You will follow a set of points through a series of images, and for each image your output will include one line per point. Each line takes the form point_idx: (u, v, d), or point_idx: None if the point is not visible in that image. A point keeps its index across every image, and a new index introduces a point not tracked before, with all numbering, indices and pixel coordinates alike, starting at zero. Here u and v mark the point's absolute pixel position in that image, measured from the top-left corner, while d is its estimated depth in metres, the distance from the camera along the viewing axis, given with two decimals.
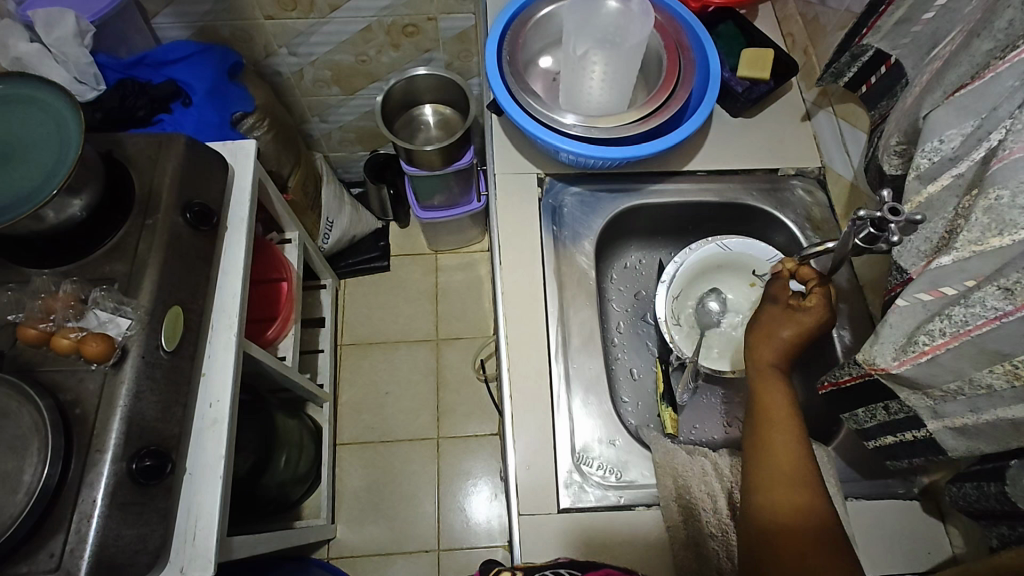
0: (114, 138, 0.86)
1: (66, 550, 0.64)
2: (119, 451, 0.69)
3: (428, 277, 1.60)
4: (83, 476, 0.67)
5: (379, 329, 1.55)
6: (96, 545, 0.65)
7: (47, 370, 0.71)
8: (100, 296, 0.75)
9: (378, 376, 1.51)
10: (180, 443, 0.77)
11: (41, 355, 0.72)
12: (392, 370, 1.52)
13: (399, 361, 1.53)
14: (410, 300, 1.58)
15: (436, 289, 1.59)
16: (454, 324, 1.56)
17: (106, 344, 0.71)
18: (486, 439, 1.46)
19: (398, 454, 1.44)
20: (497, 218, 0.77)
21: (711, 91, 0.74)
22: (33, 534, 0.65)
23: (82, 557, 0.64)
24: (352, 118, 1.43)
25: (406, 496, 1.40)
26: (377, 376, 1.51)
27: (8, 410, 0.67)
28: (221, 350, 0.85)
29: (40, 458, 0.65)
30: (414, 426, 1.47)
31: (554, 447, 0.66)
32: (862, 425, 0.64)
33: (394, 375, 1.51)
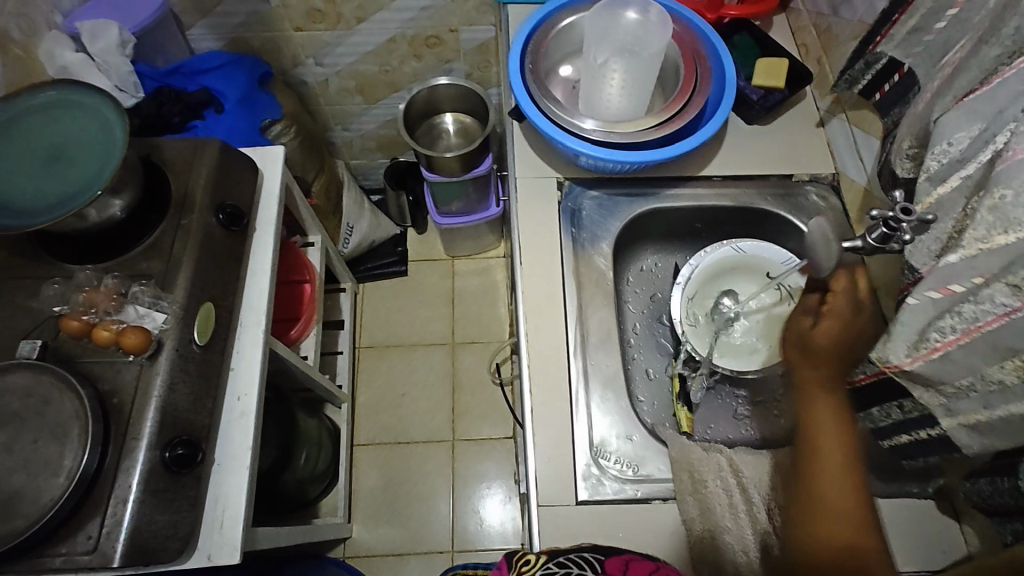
0: (152, 143, 0.90)
1: (102, 533, 0.67)
2: (153, 439, 0.72)
3: (445, 282, 1.63)
4: (120, 462, 0.70)
5: (396, 332, 1.58)
6: (130, 529, 0.68)
7: (87, 361, 0.75)
8: (139, 291, 0.79)
9: (393, 378, 1.54)
10: (210, 434, 0.80)
11: (81, 346, 0.75)
12: (408, 373, 1.54)
13: (415, 364, 1.55)
14: (427, 305, 1.61)
15: (452, 294, 1.62)
16: (470, 328, 1.59)
17: (144, 336, 0.74)
18: (500, 442, 1.48)
19: (413, 455, 1.46)
20: (518, 220, 0.79)
21: (727, 99, 0.77)
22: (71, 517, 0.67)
23: (117, 540, 0.67)
24: (373, 126, 1.47)
25: (420, 497, 1.42)
26: (393, 378, 1.54)
27: (51, 398, 0.70)
28: (249, 346, 0.88)
29: (80, 444, 0.68)
30: (430, 428, 1.49)
31: (573, 441, 0.67)
32: (877, 424, 0.66)
33: (410, 378, 1.54)
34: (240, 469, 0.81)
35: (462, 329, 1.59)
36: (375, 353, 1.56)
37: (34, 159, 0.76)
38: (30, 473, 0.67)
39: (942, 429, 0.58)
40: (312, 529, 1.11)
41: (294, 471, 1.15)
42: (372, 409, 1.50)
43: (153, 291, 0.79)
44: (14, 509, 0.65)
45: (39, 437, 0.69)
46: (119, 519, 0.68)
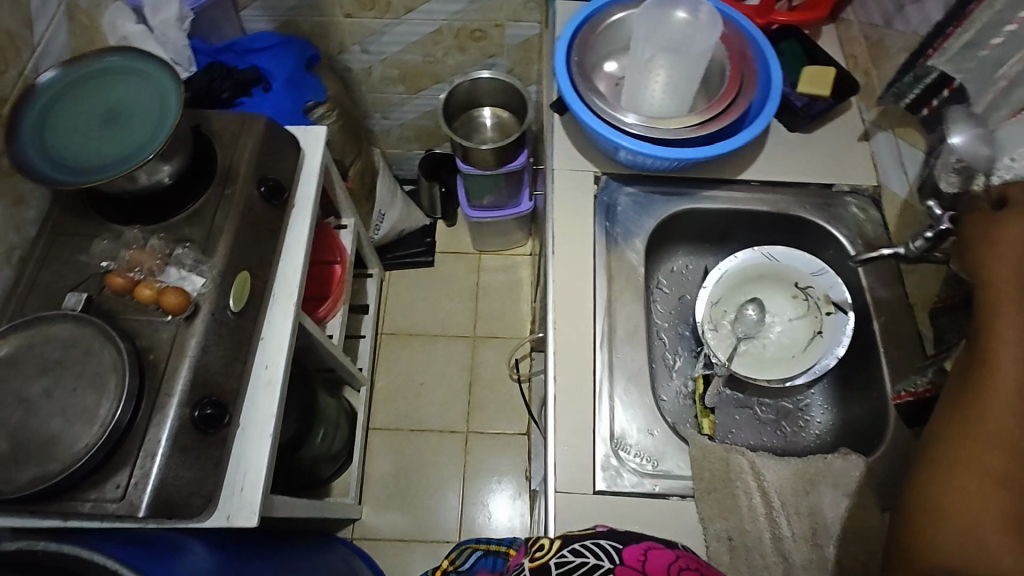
0: (203, 115, 0.93)
1: (130, 483, 0.69)
2: (185, 396, 0.74)
3: (470, 276, 1.64)
4: (151, 417, 0.72)
5: (419, 321, 1.60)
6: (157, 482, 0.69)
7: (128, 318, 0.77)
8: (181, 254, 0.81)
9: (412, 366, 1.55)
10: (237, 399, 0.82)
11: (123, 303, 0.78)
12: (428, 362, 1.56)
13: (435, 354, 1.57)
14: (451, 296, 1.62)
15: (477, 288, 1.63)
16: (492, 323, 1.60)
17: (183, 298, 0.76)
18: (514, 438, 1.48)
19: (427, 444, 1.47)
20: (554, 210, 0.80)
21: (772, 102, 0.77)
22: (102, 466, 0.69)
23: (144, 491, 0.68)
24: (412, 116, 1.49)
25: (431, 486, 1.43)
26: (412, 366, 1.55)
27: (92, 349, 0.73)
28: (280, 317, 0.90)
29: (116, 396, 0.70)
30: (445, 419, 1.50)
31: (593, 432, 0.67)
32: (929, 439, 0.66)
33: (429, 367, 1.55)
34: (263, 435, 0.82)
35: (485, 323, 1.60)
36: (396, 340, 1.58)
37: (92, 120, 0.79)
38: (68, 419, 0.70)
39: None
40: (325, 506, 1.12)
41: (311, 448, 1.17)
42: (389, 396, 1.52)
43: (191, 255, 0.82)
44: (51, 452, 0.68)
45: (78, 385, 0.72)
46: (148, 472, 0.70)
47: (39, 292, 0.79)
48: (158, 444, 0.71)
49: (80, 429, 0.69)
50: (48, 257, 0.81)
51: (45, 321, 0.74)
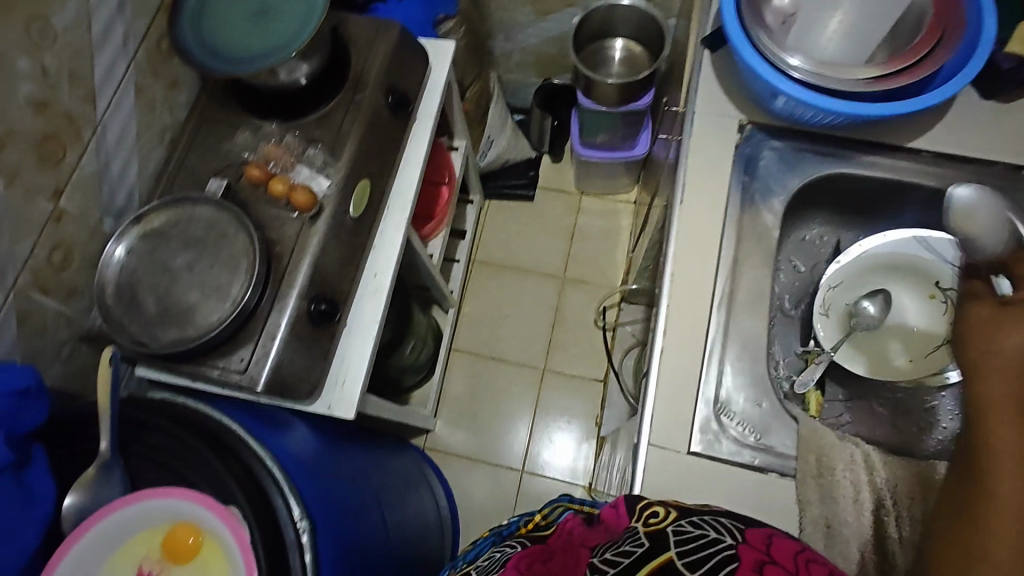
0: (341, 16, 0.93)
1: (252, 360, 0.75)
2: (303, 289, 0.78)
3: (569, 217, 1.61)
4: (274, 303, 0.77)
5: (512, 254, 1.60)
6: (275, 364, 0.75)
7: (258, 210, 0.82)
8: (313, 155, 0.84)
9: (498, 299, 1.57)
10: (348, 299, 0.86)
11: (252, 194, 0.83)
12: (516, 295, 1.57)
13: (523, 290, 1.57)
14: (547, 234, 1.60)
15: (574, 229, 1.60)
16: (584, 267, 1.57)
17: (311, 198, 0.80)
18: (591, 382, 1.48)
19: (505, 373, 1.51)
20: (688, 156, 0.74)
21: (978, 58, 0.65)
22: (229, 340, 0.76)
23: (264, 369, 0.74)
24: (536, 41, 1.43)
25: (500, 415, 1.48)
26: (500, 297, 1.57)
27: (228, 232, 0.79)
28: (393, 228, 0.93)
29: (246, 280, 0.75)
30: (526, 353, 1.52)
31: (697, 392, 0.65)
32: None
33: (517, 299, 1.57)
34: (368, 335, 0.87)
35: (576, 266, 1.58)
36: (486, 270, 1.59)
37: (244, 11, 0.81)
38: (204, 293, 0.76)
39: None
40: (406, 414, 1.18)
41: (399, 359, 1.23)
42: (473, 323, 1.56)
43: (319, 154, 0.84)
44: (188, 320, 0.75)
45: (214, 264, 0.78)
46: (267, 352, 0.75)
47: (184, 173, 0.84)
48: (278, 327, 0.76)
49: (214, 304, 0.76)
50: (192, 142, 0.86)
51: (189, 202, 0.80)
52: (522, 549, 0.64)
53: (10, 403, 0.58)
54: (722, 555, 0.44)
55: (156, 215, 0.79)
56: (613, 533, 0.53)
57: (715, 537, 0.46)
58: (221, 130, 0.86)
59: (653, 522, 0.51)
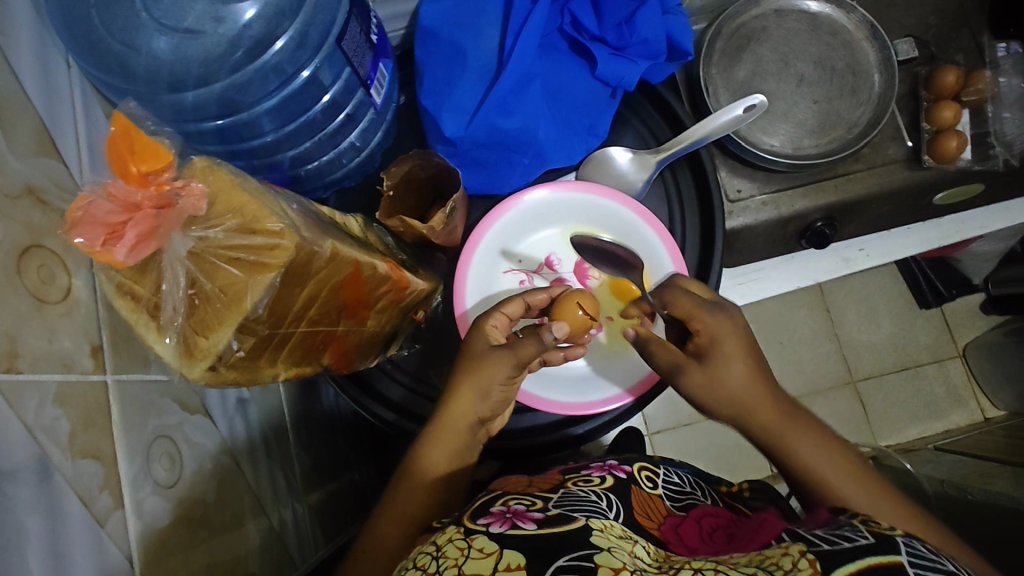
0: None
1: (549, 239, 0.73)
2: (638, 190, 0.74)
3: (923, 356, 1.44)
4: (620, 183, 0.74)
5: (893, 343, 1.44)
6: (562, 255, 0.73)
7: (665, 96, 0.75)
8: (730, 123, 0.70)
9: (790, 307, 1.45)
10: (649, 244, 0.71)
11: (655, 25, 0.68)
12: (847, 359, 1.44)
13: (822, 354, 1.44)
14: (925, 364, 1.44)
15: (952, 392, 1.43)
16: (911, 421, 1.42)
17: (677, 146, 0.71)
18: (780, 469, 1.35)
19: None
20: None
21: None
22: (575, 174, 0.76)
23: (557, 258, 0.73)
24: None
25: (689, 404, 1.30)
26: (832, 353, 1.44)
27: (649, 126, 0.76)
28: (690, 252, 0.75)
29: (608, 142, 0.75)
30: None
31: (839, 543, 0.44)
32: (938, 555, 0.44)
33: (846, 370, 1.43)
34: (690, 248, 0.75)
35: (857, 352, 1.44)
36: (812, 301, 1.45)
37: None
38: (562, 119, 0.70)
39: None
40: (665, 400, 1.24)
41: None
42: (749, 310, 1.44)
43: (849, 156, 0.87)
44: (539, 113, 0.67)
45: (626, 137, 0.76)
46: (655, 185, 0.77)
47: (796, 18, 0.91)
48: (664, 177, 0.77)
49: (690, 117, 0.75)
50: (803, 33, 0.90)
51: (759, 79, 0.89)
52: (683, 502, 0.62)
53: (482, 146, 0.66)
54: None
55: (715, 77, 0.89)
56: (764, 536, 0.51)
57: (948, 567, 0.42)
58: (820, 57, 0.90)
59: (838, 522, 0.48)
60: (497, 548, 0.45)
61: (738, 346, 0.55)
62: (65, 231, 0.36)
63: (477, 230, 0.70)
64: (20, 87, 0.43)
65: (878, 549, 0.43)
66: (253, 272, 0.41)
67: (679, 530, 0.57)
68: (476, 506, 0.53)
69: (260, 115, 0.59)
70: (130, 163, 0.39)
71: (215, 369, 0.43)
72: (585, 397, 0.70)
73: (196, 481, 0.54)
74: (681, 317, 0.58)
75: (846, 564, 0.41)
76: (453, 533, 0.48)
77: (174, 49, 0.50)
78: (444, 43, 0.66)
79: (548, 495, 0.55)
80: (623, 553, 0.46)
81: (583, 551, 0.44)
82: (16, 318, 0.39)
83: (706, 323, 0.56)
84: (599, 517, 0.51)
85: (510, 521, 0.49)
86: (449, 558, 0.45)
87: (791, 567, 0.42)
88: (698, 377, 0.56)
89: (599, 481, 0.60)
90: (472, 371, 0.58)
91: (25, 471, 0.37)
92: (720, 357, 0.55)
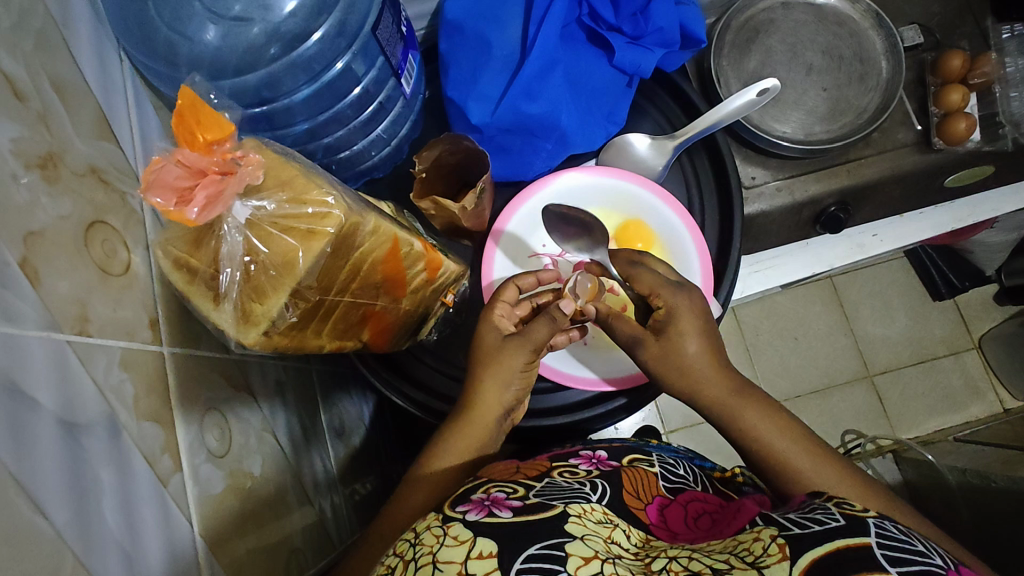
0: None
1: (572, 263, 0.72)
2: (660, 174, 0.76)
3: (939, 349, 1.44)
4: (640, 167, 0.76)
5: (911, 334, 1.45)
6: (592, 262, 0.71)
7: (681, 85, 0.77)
8: (743, 107, 0.72)
9: (803, 301, 1.46)
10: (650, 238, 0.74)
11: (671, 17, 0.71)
12: (863, 352, 1.44)
13: (839, 348, 1.44)
14: (943, 354, 1.44)
15: (971, 382, 1.43)
16: (931, 413, 1.42)
17: (691, 133, 0.73)
18: None
19: None
20: None
21: None
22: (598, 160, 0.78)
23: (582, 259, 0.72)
24: None
25: None
26: (850, 345, 1.44)
27: (664, 113, 0.79)
28: (709, 229, 0.77)
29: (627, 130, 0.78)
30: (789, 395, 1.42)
31: (810, 526, 0.45)
32: (911, 536, 0.45)
33: (864, 363, 1.44)
34: (709, 227, 0.77)
35: (873, 345, 1.44)
36: (825, 296, 1.46)
37: None
38: (586, 106, 0.73)
39: (941, 560, 0.43)
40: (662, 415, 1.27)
41: None
42: (761, 305, 1.46)
43: (860, 140, 0.89)
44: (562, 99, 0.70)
45: (644, 124, 0.79)
46: (673, 169, 0.79)
47: (803, 10, 0.93)
48: (682, 161, 0.79)
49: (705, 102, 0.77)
50: (810, 24, 0.93)
51: (769, 69, 0.92)
52: (675, 484, 0.63)
53: (510, 131, 0.69)
54: (928, 565, 0.41)
55: (726, 68, 0.91)
56: (739, 521, 0.53)
57: (916, 547, 0.43)
58: (828, 47, 0.93)
59: (811, 506, 0.50)
60: (471, 536, 0.46)
61: (694, 324, 0.59)
62: (142, 192, 0.38)
63: (518, 198, 0.74)
64: (83, 75, 0.46)
65: (849, 532, 0.44)
66: (305, 240, 0.43)
67: (664, 512, 0.58)
68: (457, 494, 0.53)
69: (296, 103, 0.63)
70: (196, 133, 0.41)
71: (269, 335, 0.45)
72: (572, 371, 0.74)
73: (244, 455, 0.56)
74: (645, 293, 0.62)
75: (814, 547, 0.43)
76: (432, 521, 0.48)
77: (223, 37, 0.55)
78: (469, 36, 0.69)
79: (530, 483, 0.56)
80: (599, 540, 0.48)
81: (556, 539, 0.45)
82: (85, 287, 0.42)
83: (667, 300, 0.60)
84: (580, 502, 0.53)
85: (488, 509, 0.49)
86: (425, 545, 0.46)
87: (761, 552, 0.44)
88: (655, 349, 0.60)
89: (585, 472, 0.61)
90: (489, 364, 0.61)
91: (98, 426, 0.39)
92: (676, 333, 0.59)
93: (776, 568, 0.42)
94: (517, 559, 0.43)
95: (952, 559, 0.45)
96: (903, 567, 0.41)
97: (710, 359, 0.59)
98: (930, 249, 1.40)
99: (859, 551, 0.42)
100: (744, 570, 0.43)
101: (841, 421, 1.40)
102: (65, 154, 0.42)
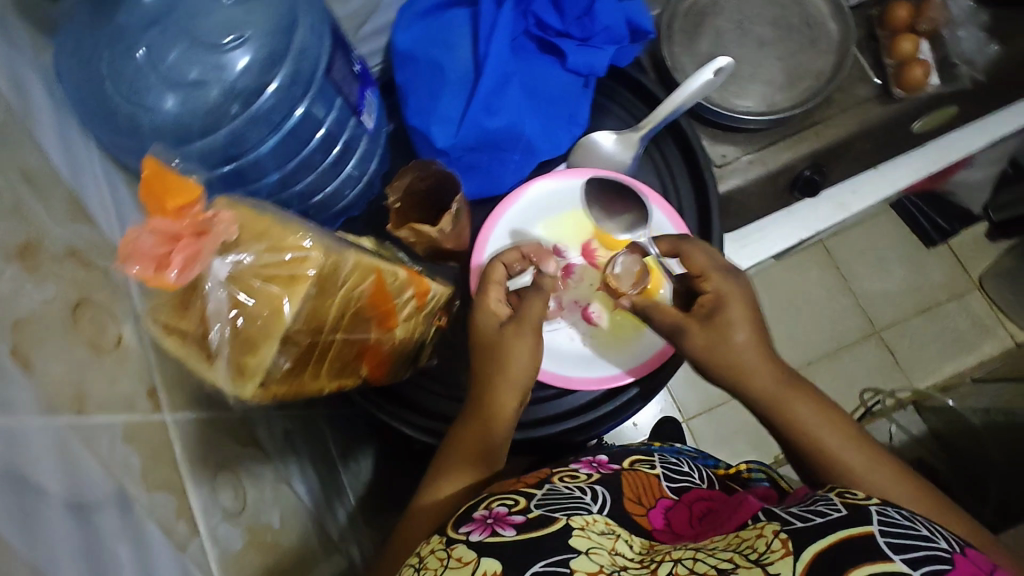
0: None
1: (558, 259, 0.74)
2: (631, 166, 0.77)
3: (940, 295, 1.44)
4: (610, 162, 0.77)
5: (909, 284, 1.45)
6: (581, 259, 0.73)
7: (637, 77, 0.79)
8: (702, 86, 0.73)
9: (796, 268, 1.46)
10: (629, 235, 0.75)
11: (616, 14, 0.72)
12: (865, 309, 1.44)
13: (841, 309, 1.44)
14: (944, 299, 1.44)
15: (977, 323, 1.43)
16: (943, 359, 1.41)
17: (657, 119, 0.74)
18: None
19: None
20: None
21: None
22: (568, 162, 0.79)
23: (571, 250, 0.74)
24: None
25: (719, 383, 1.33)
26: (851, 305, 1.44)
27: (625, 107, 0.80)
28: (688, 213, 0.77)
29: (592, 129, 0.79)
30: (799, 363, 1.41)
31: (810, 519, 0.46)
32: (916, 521, 0.45)
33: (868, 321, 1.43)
34: (688, 211, 0.78)
35: (873, 301, 1.44)
36: (818, 260, 1.47)
37: None
38: (547, 111, 0.74)
39: (948, 543, 0.43)
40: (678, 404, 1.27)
41: None
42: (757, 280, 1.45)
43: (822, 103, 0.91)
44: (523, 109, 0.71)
45: (608, 121, 0.80)
46: (643, 160, 0.80)
47: None
48: (650, 151, 0.80)
49: (663, 90, 0.79)
50: None
51: (722, 49, 0.93)
52: (678, 484, 0.62)
53: (476, 148, 0.70)
54: (931, 551, 0.41)
55: (680, 54, 0.93)
56: (742, 517, 0.52)
57: (921, 532, 0.43)
58: (776, 18, 0.94)
59: (815, 498, 0.50)
60: (475, 556, 0.47)
61: (742, 311, 0.59)
62: (120, 263, 0.40)
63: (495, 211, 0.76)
64: (51, 161, 0.47)
65: (852, 522, 0.44)
66: (288, 286, 0.44)
67: (668, 513, 0.57)
68: (461, 512, 0.53)
69: (263, 155, 0.64)
70: (166, 202, 0.42)
71: (265, 386, 0.45)
72: (572, 372, 0.74)
73: (261, 509, 0.56)
74: (696, 274, 0.62)
75: (814, 541, 0.43)
76: (436, 543, 0.49)
77: (182, 104, 0.58)
78: (423, 63, 0.70)
79: (530, 492, 0.54)
80: (603, 552, 0.48)
81: (561, 554, 0.46)
82: (77, 368, 0.42)
83: (717, 284, 0.60)
84: (580, 512, 0.52)
85: (490, 528, 0.49)
86: (429, 569, 0.47)
87: (764, 549, 0.45)
88: (701, 338, 0.60)
89: (586, 476, 0.60)
90: (492, 381, 0.60)
91: (107, 503, 0.39)
92: (723, 320, 0.59)
93: (783, 565, 0.42)
94: (524, 574, 0.44)
95: (961, 541, 0.44)
96: (904, 556, 0.41)
97: (756, 347, 0.59)
98: (914, 199, 1.42)
99: (864, 543, 0.42)
100: (748, 568, 0.43)
101: (855, 381, 1.40)
102: (42, 240, 0.43)
